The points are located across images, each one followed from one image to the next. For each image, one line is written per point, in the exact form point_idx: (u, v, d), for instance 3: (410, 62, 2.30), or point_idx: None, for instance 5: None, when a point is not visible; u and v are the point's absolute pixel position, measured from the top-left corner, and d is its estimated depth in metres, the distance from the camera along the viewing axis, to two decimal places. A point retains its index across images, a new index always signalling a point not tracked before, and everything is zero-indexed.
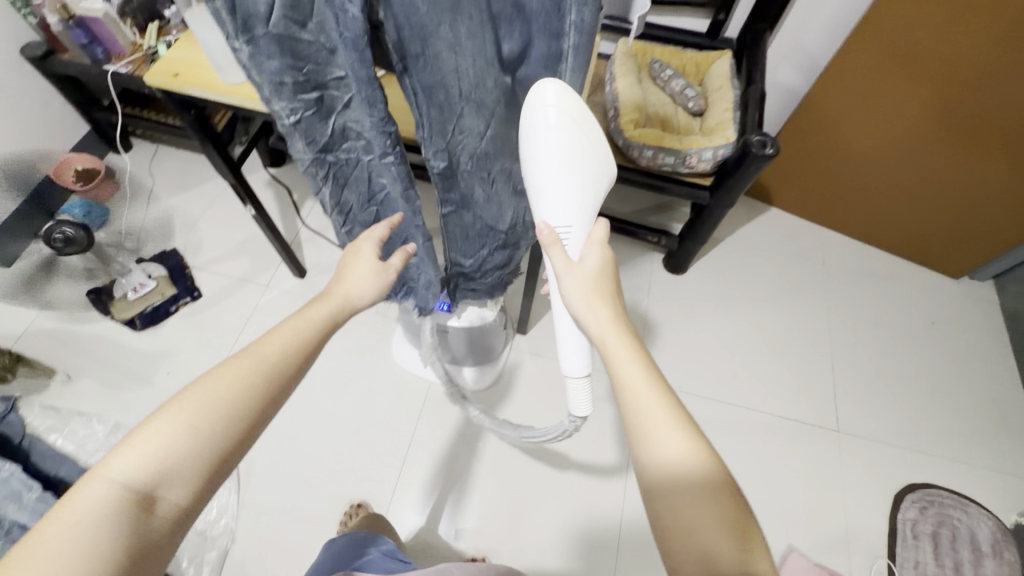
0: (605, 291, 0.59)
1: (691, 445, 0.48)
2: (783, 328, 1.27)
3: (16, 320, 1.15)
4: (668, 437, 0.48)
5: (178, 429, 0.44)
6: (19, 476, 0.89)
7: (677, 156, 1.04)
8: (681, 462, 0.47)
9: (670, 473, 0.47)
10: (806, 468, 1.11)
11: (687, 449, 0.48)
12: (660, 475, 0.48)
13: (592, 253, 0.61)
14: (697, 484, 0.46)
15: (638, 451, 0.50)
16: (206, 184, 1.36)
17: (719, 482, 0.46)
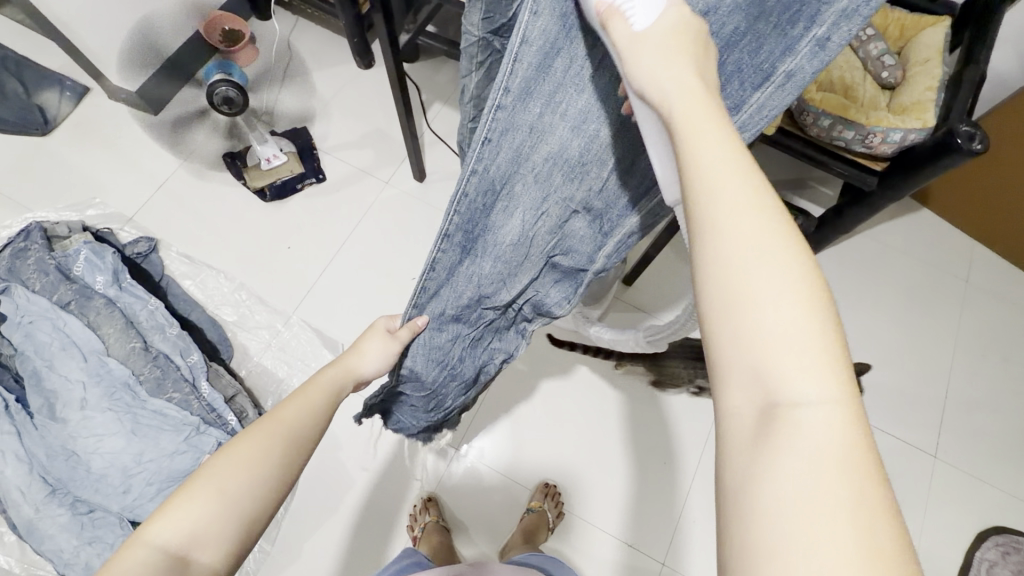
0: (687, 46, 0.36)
1: (795, 299, 0.28)
2: (901, 341, 1.18)
3: (158, 169, 1.22)
4: (756, 279, 0.29)
5: (196, 508, 0.42)
6: (163, 313, 0.98)
7: (858, 132, 0.93)
8: (773, 323, 0.28)
9: (756, 342, 0.28)
10: (890, 487, 1.07)
11: (789, 309, 0.28)
12: (735, 347, 0.29)
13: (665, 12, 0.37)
14: (795, 364, 0.27)
15: (704, 280, 0.30)
16: (339, 67, 1.34)
17: (837, 353, 0.28)
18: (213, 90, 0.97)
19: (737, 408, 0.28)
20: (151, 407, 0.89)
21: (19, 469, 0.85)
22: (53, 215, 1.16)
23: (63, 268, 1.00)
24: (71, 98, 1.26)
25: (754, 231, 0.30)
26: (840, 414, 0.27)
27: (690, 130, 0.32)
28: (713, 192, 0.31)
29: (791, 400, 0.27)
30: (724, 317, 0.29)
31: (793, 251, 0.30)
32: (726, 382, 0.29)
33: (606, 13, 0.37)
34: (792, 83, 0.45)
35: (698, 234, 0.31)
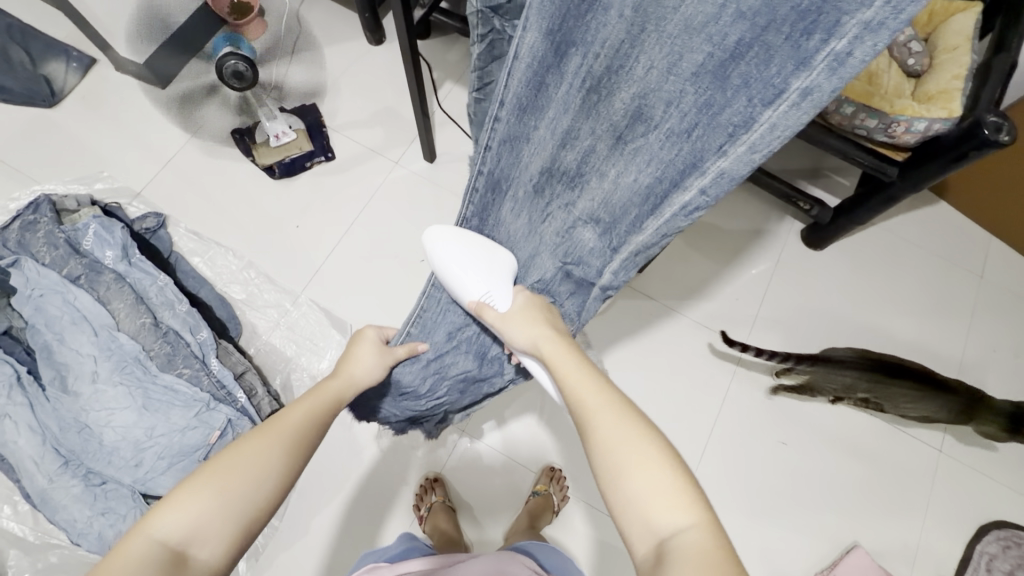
0: (540, 317, 0.60)
1: (653, 463, 0.46)
2: (912, 335, 1.18)
3: (166, 144, 1.21)
4: (630, 458, 0.47)
5: (196, 505, 0.45)
6: (172, 289, 0.98)
7: (881, 120, 0.91)
8: (644, 485, 0.46)
9: (639, 500, 0.45)
10: (893, 480, 1.07)
11: (651, 469, 0.46)
12: (628, 506, 0.46)
13: (514, 300, 0.63)
14: (664, 508, 0.44)
15: (597, 466, 0.48)
16: (349, 43, 1.31)
17: (688, 493, 0.45)
18: (223, 65, 0.94)
19: (639, 550, 0.44)
20: (162, 382, 0.90)
21: (32, 440, 0.86)
22: (61, 188, 1.15)
23: (73, 241, 0.99)
24: (78, 70, 1.25)
25: (622, 433, 0.48)
26: (705, 532, 0.43)
27: (561, 366, 0.55)
28: (587, 403, 0.52)
29: (669, 531, 0.43)
30: (612, 489, 0.47)
31: (645, 433, 0.49)
32: (629, 532, 0.45)
33: (478, 307, 0.63)
34: (808, 102, 0.44)
35: (585, 444, 0.50)
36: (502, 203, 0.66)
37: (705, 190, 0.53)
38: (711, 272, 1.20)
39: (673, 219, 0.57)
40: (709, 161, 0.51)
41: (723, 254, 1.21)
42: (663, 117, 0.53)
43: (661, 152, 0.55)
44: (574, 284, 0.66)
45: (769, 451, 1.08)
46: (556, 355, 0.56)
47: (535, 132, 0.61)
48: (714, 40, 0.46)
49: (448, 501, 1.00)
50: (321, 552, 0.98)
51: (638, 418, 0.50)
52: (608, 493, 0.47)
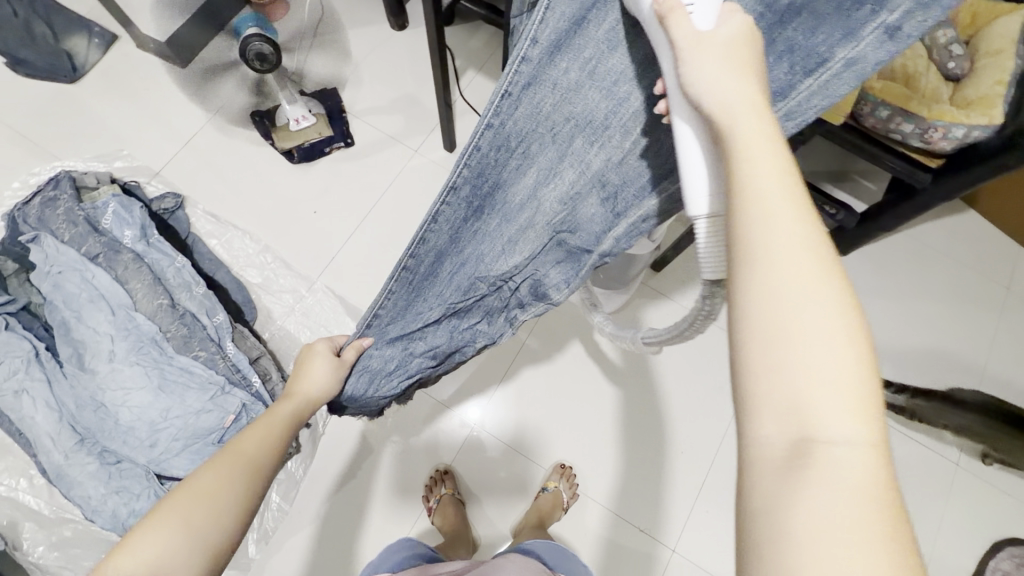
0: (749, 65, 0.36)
1: (834, 338, 0.29)
2: (933, 346, 1.15)
3: (186, 125, 1.20)
4: (792, 310, 0.30)
5: (154, 547, 0.43)
6: (189, 271, 0.98)
7: (917, 125, 0.88)
8: (809, 352, 0.29)
9: (794, 380, 0.29)
10: (907, 491, 1.06)
11: (833, 344, 0.29)
12: (780, 375, 0.29)
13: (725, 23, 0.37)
14: (832, 399, 0.28)
15: (744, 303, 0.31)
16: (372, 27, 1.30)
17: (865, 390, 0.29)
18: (246, 47, 0.94)
19: (767, 438, 0.29)
20: (178, 363, 0.90)
21: (48, 416, 0.87)
22: (81, 165, 1.15)
23: (92, 220, 0.99)
24: (99, 46, 1.24)
25: (797, 270, 0.30)
26: (875, 454, 0.28)
27: (746, 157, 0.33)
28: (759, 226, 0.31)
29: (827, 436, 0.28)
30: (744, 346, 0.30)
31: (831, 280, 0.30)
32: (752, 413, 0.30)
33: (665, 8, 0.37)
34: (851, 73, 0.43)
35: (733, 217, 0.33)
36: (512, 164, 0.49)
37: None
38: None
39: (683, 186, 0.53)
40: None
41: None
42: None
43: None
44: (563, 254, 0.59)
45: None
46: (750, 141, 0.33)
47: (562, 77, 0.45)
48: (766, 1, 0.40)
49: (457, 493, 1.00)
50: (329, 538, 0.99)
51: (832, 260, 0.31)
52: (745, 343, 0.30)
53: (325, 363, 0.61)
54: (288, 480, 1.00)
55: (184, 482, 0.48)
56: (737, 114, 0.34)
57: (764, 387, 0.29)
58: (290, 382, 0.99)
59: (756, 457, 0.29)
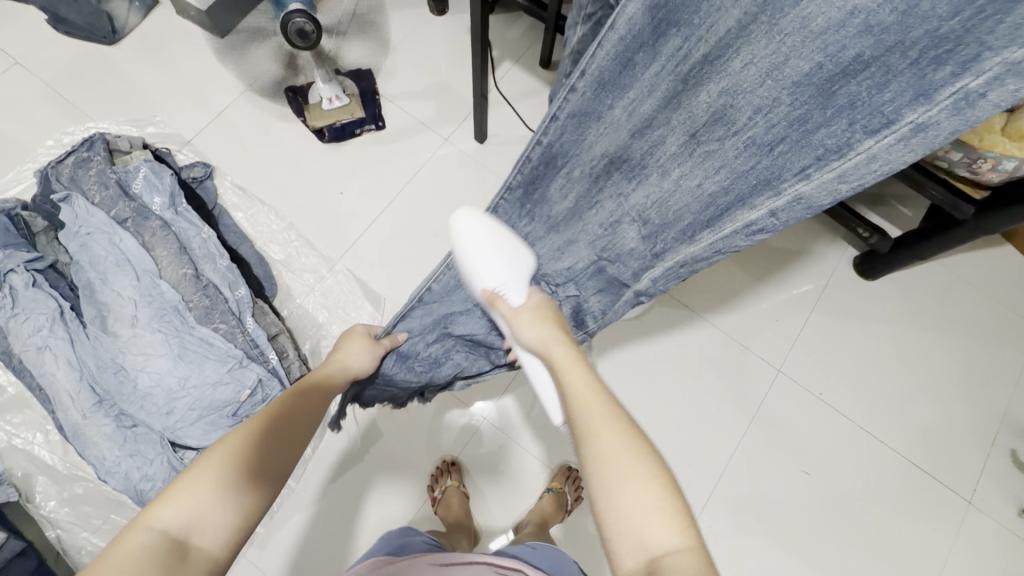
0: (553, 321, 0.59)
1: (647, 488, 0.43)
2: (954, 380, 1.13)
3: (220, 95, 1.20)
4: (620, 477, 0.43)
5: (190, 501, 0.43)
6: (214, 243, 0.98)
7: (967, 154, 0.82)
8: (641, 507, 0.42)
9: (631, 524, 0.42)
10: (915, 525, 1.04)
11: (646, 494, 0.43)
12: (617, 523, 0.42)
13: (529, 298, 0.61)
14: (659, 531, 0.41)
15: (593, 494, 0.45)
16: (411, 10, 1.28)
17: (672, 511, 0.42)
18: (286, 22, 0.93)
19: (627, 566, 0.41)
20: (198, 334, 0.90)
21: (69, 375, 0.88)
22: (114, 127, 1.16)
23: (123, 183, 0.99)
24: (140, 9, 1.24)
25: (606, 436, 0.46)
26: (698, 557, 0.40)
27: (569, 377, 0.52)
28: (575, 404, 0.49)
29: (661, 550, 0.40)
30: (602, 510, 0.44)
31: (636, 446, 0.45)
32: (617, 556, 0.42)
33: (490, 296, 0.60)
34: (920, 138, 0.38)
35: (581, 457, 0.47)
36: (558, 184, 0.56)
37: (774, 214, 0.48)
38: (754, 289, 1.16)
39: (732, 236, 0.52)
40: (786, 183, 0.45)
41: (769, 271, 1.17)
42: (746, 125, 0.44)
43: (734, 162, 0.47)
44: (602, 282, 0.63)
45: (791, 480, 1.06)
46: (564, 364, 0.54)
47: (607, 112, 0.48)
48: (828, 51, 0.37)
49: (463, 486, 1.01)
50: (334, 519, 1.00)
51: (635, 433, 0.47)
52: (600, 509, 0.44)
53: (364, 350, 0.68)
54: None
55: (219, 440, 0.49)
56: (551, 346, 0.55)
57: (611, 527, 0.43)
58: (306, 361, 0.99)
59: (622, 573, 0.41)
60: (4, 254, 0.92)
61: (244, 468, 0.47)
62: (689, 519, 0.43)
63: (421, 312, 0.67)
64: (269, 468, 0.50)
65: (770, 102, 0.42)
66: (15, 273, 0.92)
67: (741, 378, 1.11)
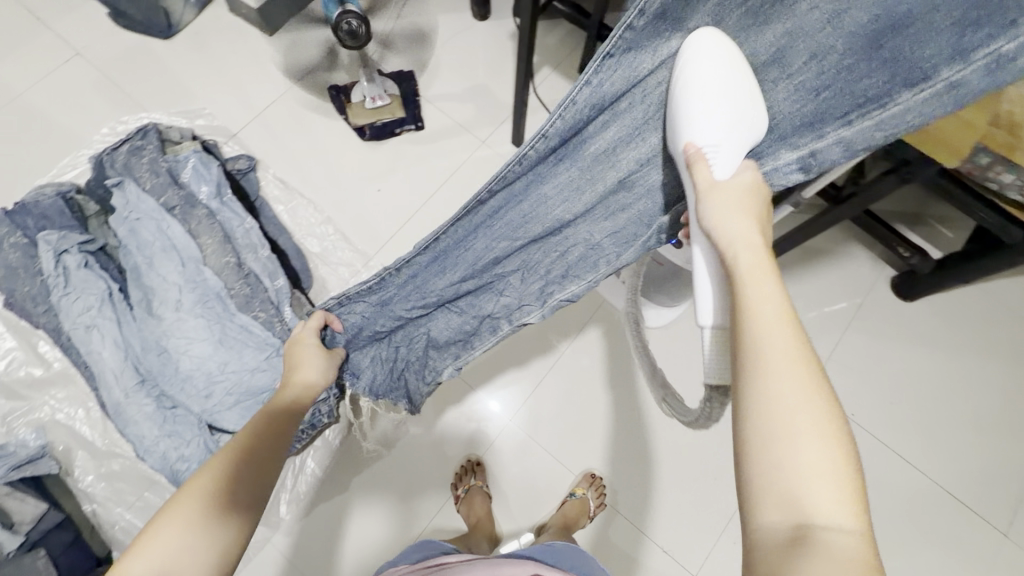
0: (751, 210, 0.51)
1: (827, 450, 0.38)
2: (994, 408, 1.10)
3: (267, 92, 1.24)
4: (798, 428, 0.38)
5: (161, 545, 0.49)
6: (257, 233, 1.01)
7: (1020, 176, 0.79)
8: (811, 463, 0.37)
9: (790, 482, 0.37)
10: (947, 554, 1.01)
11: (818, 452, 0.38)
12: (773, 479, 0.38)
13: (737, 171, 0.53)
14: (827, 498, 0.36)
15: (751, 424, 0.40)
16: (454, 14, 1.31)
17: (849, 477, 0.38)
18: (339, 23, 0.95)
19: (771, 524, 0.37)
20: (238, 321, 0.93)
21: (115, 354, 0.91)
22: (165, 118, 1.20)
23: (173, 172, 1.03)
24: (194, 6, 1.28)
25: (787, 379, 0.40)
26: (862, 541, 0.36)
27: (754, 286, 0.45)
28: (756, 320, 0.43)
29: (824, 520, 0.36)
30: (751, 456, 0.39)
31: (812, 388, 0.40)
32: (760, 506, 0.38)
33: (692, 156, 0.53)
34: (953, 95, 0.45)
35: (744, 385, 0.41)
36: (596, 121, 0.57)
37: (815, 153, 0.52)
38: (786, 304, 1.15)
39: (774, 174, 0.55)
40: (829, 126, 0.51)
41: (803, 287, 1.16)
42: (800, 67, 0.50)
43: (785, 104, 0.52)
44: (619, 224, 0.64)
45: None
46: (755, 274, 0.46)
47: (666, 51, 0.52)
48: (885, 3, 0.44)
49: (486, 486, 1.01)
50: (349, 525, 1.00)
51: (822, 380, 0.41)
52: (755, 447, 0.39)
53: (317, 364, 0.74)
54: (324, 448, 1.02)
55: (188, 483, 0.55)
56: (737, 243, 0.48)
57: (757, 485, 0.38)
58: None
59: (764, 535, 0.37)
60: (60, 235, 0.96)
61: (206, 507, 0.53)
62: (861, 494, 0.38)
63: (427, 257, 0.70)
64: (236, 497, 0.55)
65: (812, 57, 0.49)
66: (69, 254, 0.96)
67: None
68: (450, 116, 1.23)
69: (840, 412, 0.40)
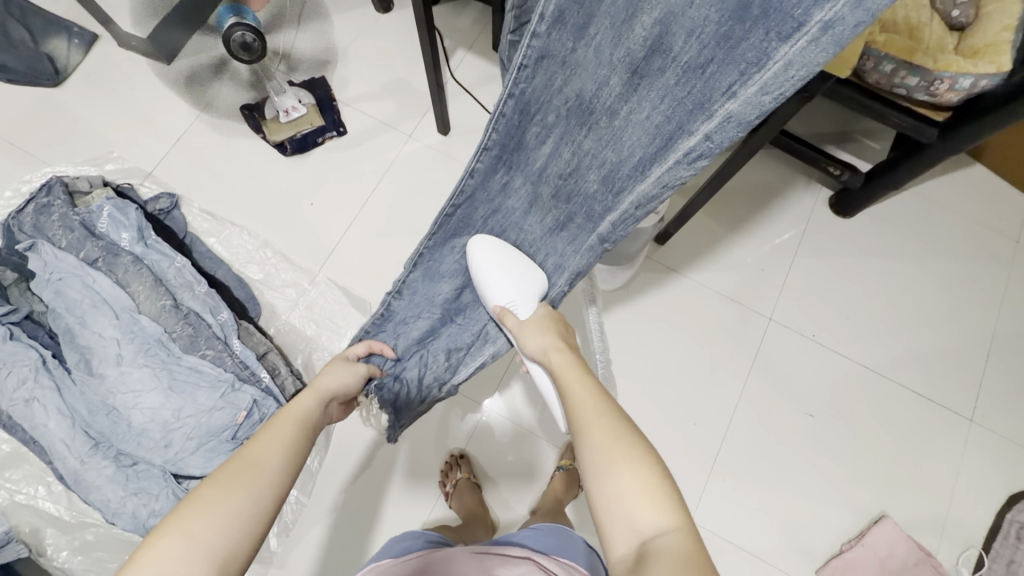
0: (557, 325, 0.67)
1: (637, 471, 0.46)
2: (943, 305, 1.14)
3: (175, 123, 1.18)
4: (617, 466, 0.47)
5: (156, 567, 0.42)
6: (189, 270, 0.97)
7: (923, 78, 0.82)
8: (629, 490, 0.45)
9: (622, 509, 0.45)
10: (922, 444, 1.06)
11: (633, 476, 0.46)
12: (613, 507, 0.45)
13: (537, 310, 0.69)
14: (650, 508, 0.44)
15: (590, 478, 0.48)
16: (357, 11, 1.27)
17: (662, 487, 0.45)
18: (230, 36, 0.91)
19: (620, 552, 0.44)
20: (186, 363, 0.90)
21: (61, 423, 0.87)
22: (72, 169, 1.13)
23: (88, 224, 0.98)
24: (81, 46, 1.21)
25: (600, 430, 0.50)
26: (687, 532, 0.42)
27: (567, 383, 0.58)
28: (579, 412, 0.53)
29: (652, 533, 0.43)
30: (596, 488, 0.47)
31: (624, 436, 0.49)
32: (610, 536, 0.45)
33: (501, 312, 0.68)
34: (830, 38, 0.40)
35: (581, 458, 0.50)
36: (532, 130, 0.59)
37: (710, 138, 0.50)
38: (735, 242, 1.16)
39: (675, 167, 0.54)
40: (717, 103, 0.48)
41: (748, 223, 1.18)
42: (683, 48, 0.47)
43: (676, 88, 0.49)
44: (572, 233, 0.67)
45: (796, 423, 1.07)
46: (562, 369, 0.60)
47: (569, 54, 0.51)
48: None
49: (474, 477, 1.01)
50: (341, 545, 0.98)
51: (623, 417, 0.52)
52: (592, 483, 0.48)
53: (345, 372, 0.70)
54: (304, 473, 1.00)
55: (198, 488, 0.48)
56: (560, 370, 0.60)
57: (606, 518, 0.46)
58: (299, 376, 0.99)
59: (616, 571, 0.44)
60: None
61: (218, 522, 0.45)
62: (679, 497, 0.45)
63: (424, 271, 0.73)
64: (251, 519, 0.47)
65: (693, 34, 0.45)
66: None
67: (734, 332, 1.12)
68: (372, 116, 1.20)
69: (652, 450, 0.48)
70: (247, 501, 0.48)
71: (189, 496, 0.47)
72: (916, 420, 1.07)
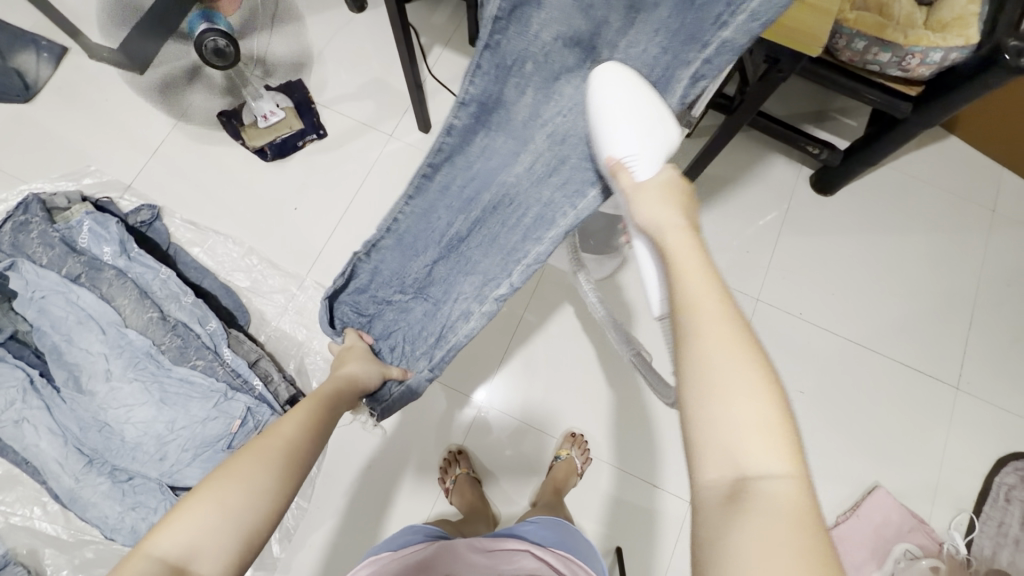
0: (679, 199, 0.51)
1: (753, 398, 0.37)
2: (925, 276, 1.16)
3: (152, 133, 1.16)
4: (731, 387, 0.38)
5: (188, 533, 0.45)
6: (175, 281, 0.96)
7: (895, 53, 0.83)
8: (743, 421, 0.37)
9: (729, 437, 0.37)
10: (911, 414, 1.08)
11: (747, 405, 0.37)
12: (710, 431, 0.37)
13: (659, 173, 0.53)
14: (762, 449, 0.36)
15: (691, 396, 0.39)
16: (331, 12, 1.25)
17: (783, 428, 0.37)
18: (201, 42, 0.90)
19: (710, 482, 0.37)
20: (176, 375, 0.89)
21: (53, 442, 0.86)
22: (49, 186, 1.11)
23: (68, 240, 0.96)
24: (50, 60, 1.19)
25: (719, 344, 0.39)
26: (799, 486, 0.35)
27: (683, 265, 0.45)
28: (692, 300, 0.42)
29: (759, 473, 0.35)
30: (698, 410, 0.38)
31: (745, 354, 0.39)
32: (703, 465, 0.37)
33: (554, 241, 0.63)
34: None
35: (682, 368, 0.40)
36: (512, 83, 0.57)
37: (706, 70, 0.50)
38: (719, 225, 1.18)
39: (674, 102, 0.54)
40: (708, 37, 0.48)
41: (731, 205, 1.19)
42: None
43: (664, 27, 0.49)
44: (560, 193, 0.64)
45: (787, 400, 1.08)
46: (680, 250, 0.46)
47: None
48: None
49: (473, 472, 1.01)
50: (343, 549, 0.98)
51: (748, 332, 0.41)
52: (691, 404, 0.39)
53: (369, 363, 0.74)
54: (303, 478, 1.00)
55: (222, 465, 0.51)
56: (675, 252, 0.46)
57: (705, 438, 0.38)
58: (292, 382, 0.99)
59: (703, 497, 0.37)
60: None
61: (242, 494, 0.49)
62: (798, 444, 0.37)
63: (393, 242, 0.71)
64: (273, 493, 0.51)
65: None
66: None
67: None
68: (351, 117, 1.19)
69: (772, 373, 0.39)
70: (270, 476, 0.52)
71: (215, 473, 0.50)
72: (904, 391, 1.09)
